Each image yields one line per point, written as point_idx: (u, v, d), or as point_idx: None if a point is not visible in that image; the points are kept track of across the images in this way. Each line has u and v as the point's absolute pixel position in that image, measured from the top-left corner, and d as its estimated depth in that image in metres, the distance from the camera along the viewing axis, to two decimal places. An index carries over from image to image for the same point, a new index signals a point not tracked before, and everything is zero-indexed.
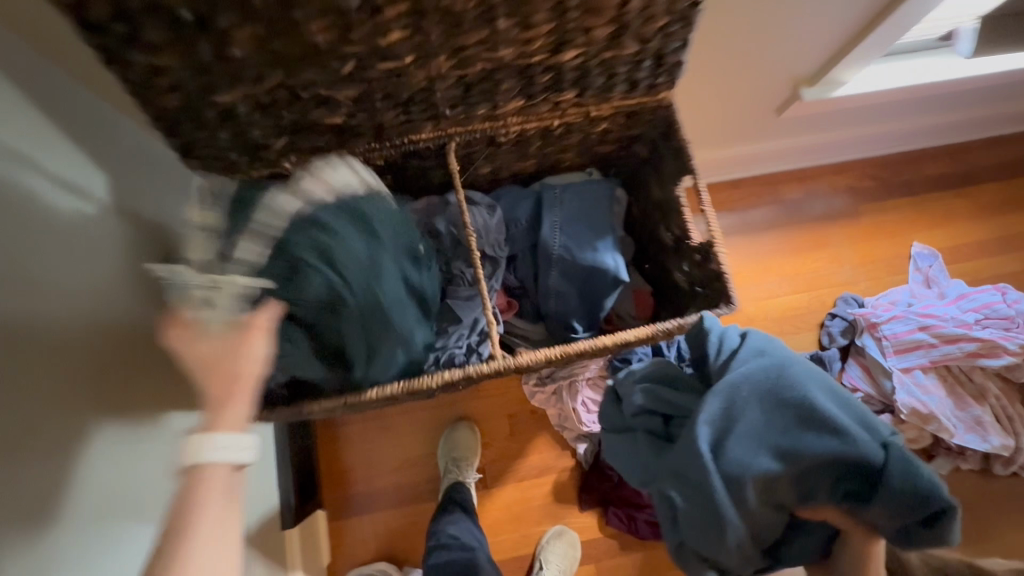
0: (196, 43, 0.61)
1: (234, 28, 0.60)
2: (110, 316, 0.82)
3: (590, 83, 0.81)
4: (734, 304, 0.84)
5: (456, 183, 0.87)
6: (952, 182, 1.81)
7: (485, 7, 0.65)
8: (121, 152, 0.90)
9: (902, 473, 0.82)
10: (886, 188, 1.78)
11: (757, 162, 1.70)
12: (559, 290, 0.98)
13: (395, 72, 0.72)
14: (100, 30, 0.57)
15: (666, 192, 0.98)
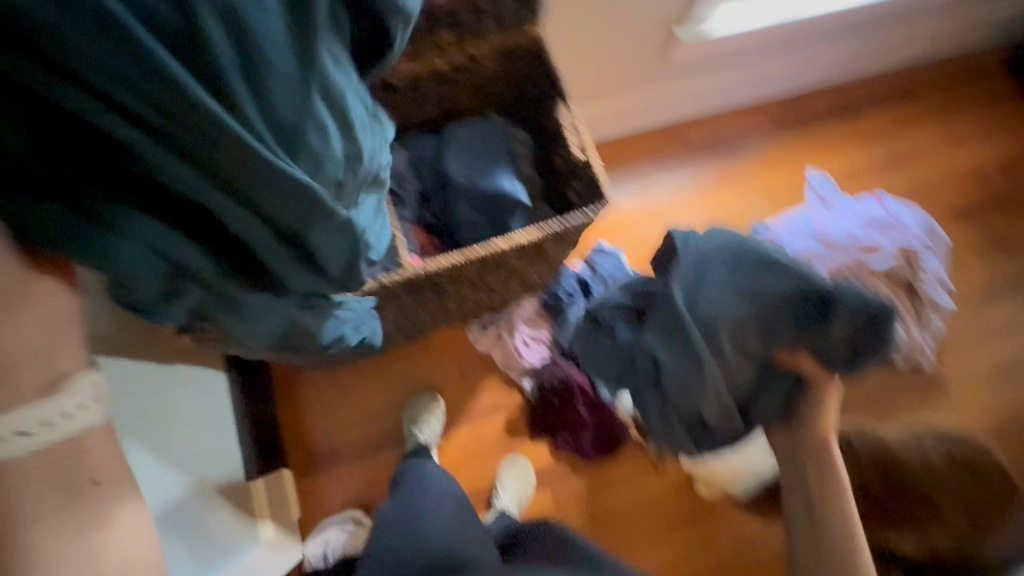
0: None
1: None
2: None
3: (463, 22, 0.94)
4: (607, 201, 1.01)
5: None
6: (839, 115, 2.00)
7: None
8: None
9: (850, 294, 0.96)
10: (781, 125, 1.97)
11: (661, 111, 1.85)
12: (468, 218, 1.10)
13: None
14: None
15: (552, 121, 1.12)
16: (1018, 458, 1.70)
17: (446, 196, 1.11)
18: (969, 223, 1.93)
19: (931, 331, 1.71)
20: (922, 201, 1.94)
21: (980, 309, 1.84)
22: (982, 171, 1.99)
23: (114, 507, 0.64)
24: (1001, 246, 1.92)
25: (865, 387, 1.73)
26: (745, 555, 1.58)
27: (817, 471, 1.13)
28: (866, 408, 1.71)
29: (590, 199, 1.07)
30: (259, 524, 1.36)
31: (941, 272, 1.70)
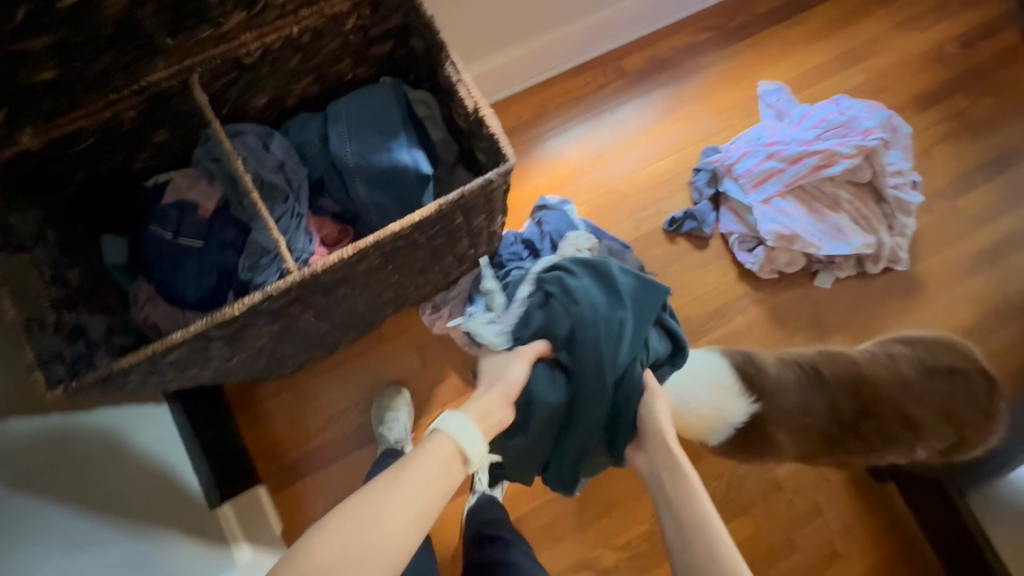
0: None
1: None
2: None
3: None
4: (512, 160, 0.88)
5: (207, 112, 0.85)
6: (782, 14, 1.85)
7: None
8: None
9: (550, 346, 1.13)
10: (722, 37, 1.82)
11: (590, 42, 1.71)
12: (367, 199, 0.98)
13: (82, 7, 0.69)
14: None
15: (445, 77, 0.98)
16: (998, 348, 1.67)
17: (340, 179, 0.98)
18: (932, 111, 1.81)
19: (902, 233, 1.61)
20: (881, 95, 1.82)
21: (951, 200, 1.76)
22: (941, 52, 1.85)
23: (411, 525, 0.69)
24: (969, 130, 1.81)
25: (842, 302, 1.66)
26: (736, 491, 1.56)
27: (666, 470, 0.85)
28: (843, 322, 1.65)
29: (494, 160, 0.94)
30: (235, 547, 1.28)
31: (909, 169, 1.60)
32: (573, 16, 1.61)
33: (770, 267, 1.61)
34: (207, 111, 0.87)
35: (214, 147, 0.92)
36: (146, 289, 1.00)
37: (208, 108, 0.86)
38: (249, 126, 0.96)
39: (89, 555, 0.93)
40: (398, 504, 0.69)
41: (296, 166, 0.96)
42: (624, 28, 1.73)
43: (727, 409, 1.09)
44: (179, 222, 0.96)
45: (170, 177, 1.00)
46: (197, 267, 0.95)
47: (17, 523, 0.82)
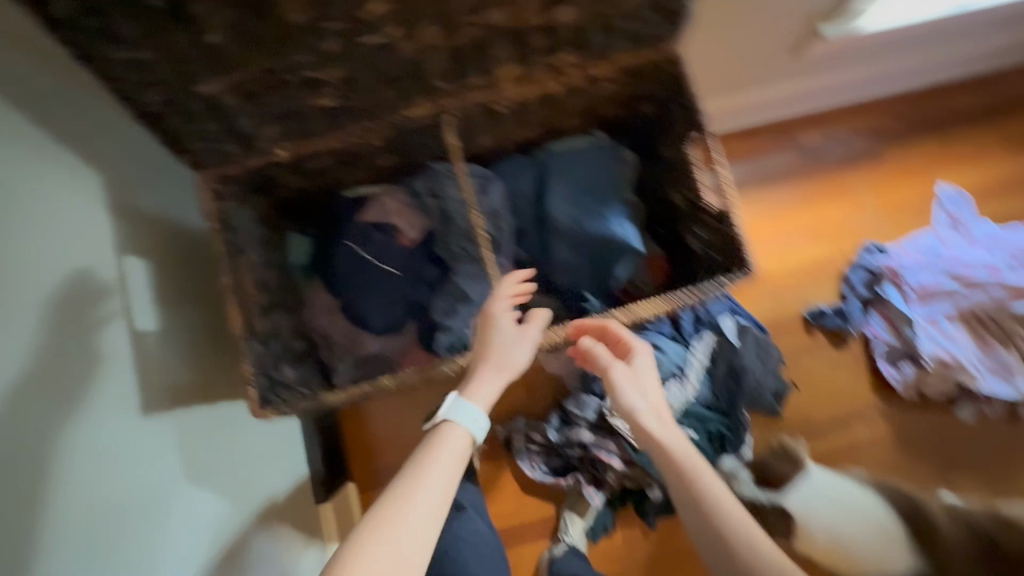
0: (160, 22, 0.57)
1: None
2: (114, 325, 0.77)
3: (592, 42, 0.75)
4: (750, 270, 0.80)
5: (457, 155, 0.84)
6: (980, 115, 1.69)
7: None
8: (118, 150, 0.84)
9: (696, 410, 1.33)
10: (908, 127, 1.68)
11: (774, 107, 1.63)
12: (567, 261, 0.96)
13: (383, 48, 0.68)
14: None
15: (676, 152, 0.93)
16: None
17: (545, 236, 0.96)
18: None
19: None
20: None
21: None
22: None
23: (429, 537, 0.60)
24: None
25: (981, 440, 1.53)
26: None
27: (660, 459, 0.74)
28: (977, 462, 1.52)
29: (721, 260, 0.87)
30: (327, 545, 1.30)
31: None
32: (774, 81, 1.54)
33: (915, 387, 1.52)
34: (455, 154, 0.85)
35: (440, 184, 0.90)
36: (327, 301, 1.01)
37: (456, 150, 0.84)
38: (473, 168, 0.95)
39: (225, 556, 0.91)
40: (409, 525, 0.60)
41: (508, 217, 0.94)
42: (817, 96, 1.64)
43: (889, 561, 1.08)
44: (380, 247, 0.95)
45: (374, 197, 0.98)
46: (389, 293, 0.94)
47: (178, 522, 0.81)
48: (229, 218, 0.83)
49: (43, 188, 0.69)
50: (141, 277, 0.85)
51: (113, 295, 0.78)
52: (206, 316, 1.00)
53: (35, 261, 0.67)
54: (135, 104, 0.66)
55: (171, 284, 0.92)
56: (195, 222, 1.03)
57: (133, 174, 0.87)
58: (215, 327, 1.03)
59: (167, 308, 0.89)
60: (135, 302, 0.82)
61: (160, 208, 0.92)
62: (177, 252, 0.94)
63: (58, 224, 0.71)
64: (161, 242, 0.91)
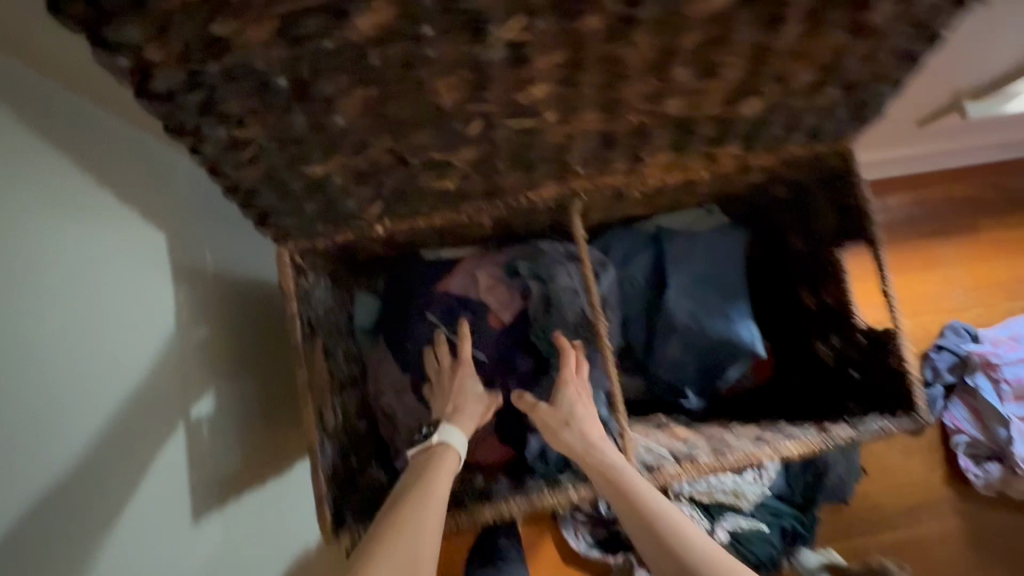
0: (277, 101, 0.45)
1: (344, 68, 0.43)
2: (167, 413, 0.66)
3: (765, 134, 0.62)
4: (920, 417, 0.68)
5: (583, 252, 0.70)
6: None
7: (666, 50, 0.48)
8: (177, 203, 0.72)
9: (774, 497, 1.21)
10: None
11: (887, 165, 1.41)
12: (676, 360, 0.84)
13: (529, 131, 0.55)
14: (121, 54, 0.39)
15: (815, 248, 0.81)
16: None
17: (653, 328, 0.84)
18: None
19: None
20: None
21: None
22: None
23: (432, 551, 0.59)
24: None
25: None
26: None
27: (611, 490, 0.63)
28: None
29: (866, 385, 0.76)
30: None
31: None
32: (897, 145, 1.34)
33: (998, 488, 1.32)
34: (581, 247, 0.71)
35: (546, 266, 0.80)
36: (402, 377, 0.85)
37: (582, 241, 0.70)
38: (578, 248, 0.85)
39: None
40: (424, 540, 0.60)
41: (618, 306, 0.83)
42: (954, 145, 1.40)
43: None
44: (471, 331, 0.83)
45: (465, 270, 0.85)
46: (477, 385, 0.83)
47: None
48: (304, 294, 0.71)
49: (100, 262, 0.58)
50: (199, 348, 0.73)
51: (167, 378, 0.67)
52: (264, 383, 0.89)
53: (89, 354, 0.56)
54: (222, 179, 0.54)
55: (230, 353, 0.80)
56: (258, 273, 0.90)
57: (198, 228, 0.76)
58: (273, 394, 0.92)
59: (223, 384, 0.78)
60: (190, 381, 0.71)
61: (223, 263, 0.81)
62: (237, 314, 0.83)
63: (112, 305, 0.60)
64: (221, 304, 0.79)
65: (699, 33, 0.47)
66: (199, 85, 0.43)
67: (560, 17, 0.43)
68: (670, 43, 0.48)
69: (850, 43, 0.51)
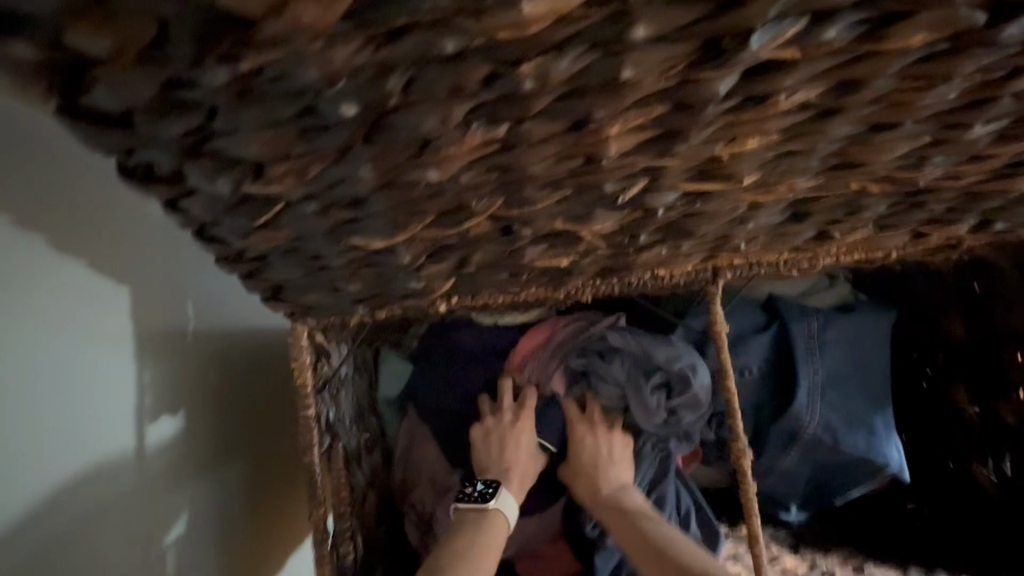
0: (328, 142, 0.25)
1: (461, 91, 0.23)
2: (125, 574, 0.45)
3: (1012, 213, 0.43)
4: None
5: (722, 353, 0.50)
6: None
7: (982, 96, 0.29)
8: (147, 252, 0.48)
9: None
10: None
11: None
12: (789, 471, 0.66)
13: (704, 198, 0.36)
14: (20, 38, 0.19)
15: (990, 346, 0.62)
16: None
17: (765, 430, 0.66)
18: None
19: None
20: None
21: None
22: None
23: None
24: None
25: None
26: None
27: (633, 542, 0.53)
28: None
29: None
30: None
31: None
32: None
33: None
34: (719, 349, 0.51)
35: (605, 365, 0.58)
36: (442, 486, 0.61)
37: (721, 337, 0.50)
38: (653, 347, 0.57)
39: None
40: None
41: (695, 411, 0.58)
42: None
43: None
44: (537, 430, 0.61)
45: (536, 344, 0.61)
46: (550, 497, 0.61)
47: None
48: (323, 381, 0.50)
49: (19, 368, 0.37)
50: (168, 457, 0.50)
51: (122, 513, 0.45)
52: (268, 493, 0.64)
53: None
54: (218, 247, 0.33)
55: (217, 457, 0.56)
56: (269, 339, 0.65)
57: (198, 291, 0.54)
58: (283, 503, 0.67)
59: (201, 506, 0.54)
60: (160, 507, 0.49)
61: (228, 327, 0.58)
62: (231, 400, 0.59)
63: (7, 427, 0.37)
64: (224, 392, 0.57)
65: None
66: (184, 108, 0.22)
67: (860, 28, 0.24)
68: (997, 83, 0.28)
69: None
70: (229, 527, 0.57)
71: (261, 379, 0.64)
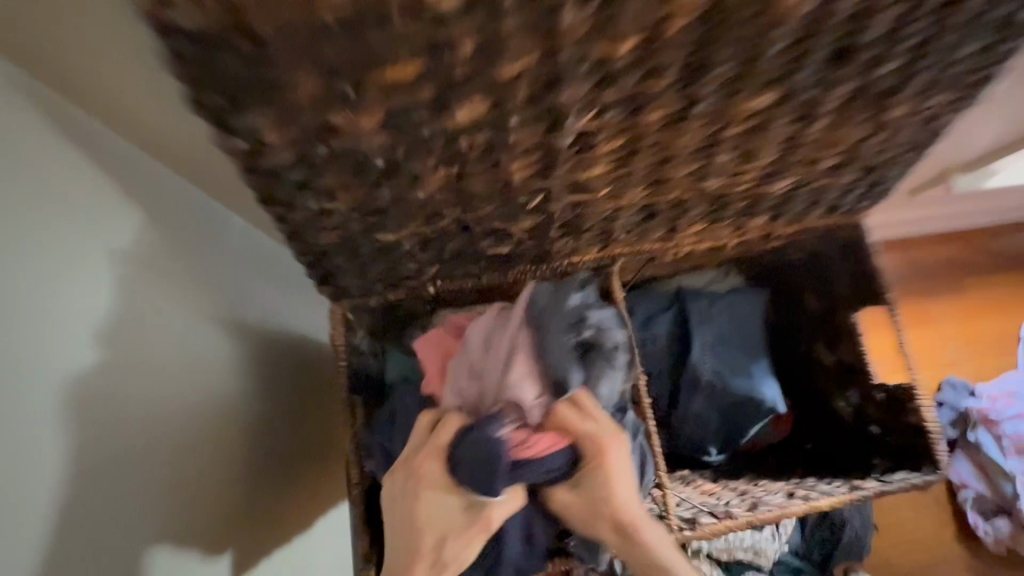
0: (368, 178, 0.49)
1: (433, 150, 0.48)
2: (221, 471, 0.69)
3: (789, 207, 0.69)
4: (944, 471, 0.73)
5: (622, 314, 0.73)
6: None
7: (712, 139, 0.54)
8: (199, 230, 0.69)
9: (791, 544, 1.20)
10: (1006, 258, 1.56)
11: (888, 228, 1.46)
12: (699, 415, 0.87)
13: (582, 203, 0.61)
14: (241, 138, 0.44)
15: (831, 309, 0.86)
16: None
17: (676, 383, 0.87)
18: None
19: None
20: None
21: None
22: None
23: None
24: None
25: None
26: None
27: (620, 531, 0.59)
28: None
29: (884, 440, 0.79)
30: None
31: None
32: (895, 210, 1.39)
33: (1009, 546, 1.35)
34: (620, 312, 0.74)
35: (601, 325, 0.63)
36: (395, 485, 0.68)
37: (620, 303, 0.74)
38: (569, 301, 0.62)
39: None
40: None
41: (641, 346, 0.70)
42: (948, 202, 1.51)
43: None
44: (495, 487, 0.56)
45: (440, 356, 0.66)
46: None
47: None
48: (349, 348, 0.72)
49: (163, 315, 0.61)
50: (216, 380, 0.68)
51: (187, 407, 0.63)
52: (277, 433, 0.81)
53: (96, 372, 0.52)
54: (299, 244, 0.57)
55: (247, 391, 0.74)
56: (283, 317, 0.86)
57: (257, 280, 0.80)
58: (287, 446, 0.84)
59: (235, 424, 0.71)
60: (210, 415, 0.67)
61: (255, 300, 0.78)
62: (258, 354, 0.77)
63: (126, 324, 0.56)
64: (275, 350, 0.82)
65: (741, 126, 0.53)
66: (301, 164, 0.47)
67: (624, 111, 0.49)
68: (716, 132, 0.54)
69: (871, 134, 0.58)
70: (252, 447, 0.74)
71: (279, 344, 0.83)
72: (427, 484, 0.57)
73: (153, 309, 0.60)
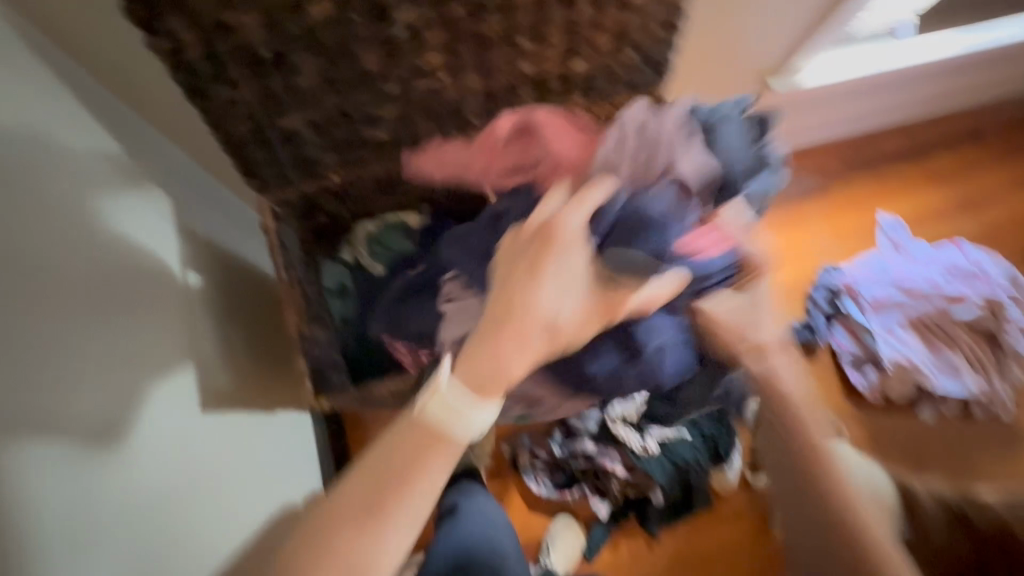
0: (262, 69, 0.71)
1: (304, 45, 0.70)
2: (169, 308, 0.84)
3: (597, 86, 0.91)
4: None
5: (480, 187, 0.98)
6: (944, 142, 1.75)
7: (509, 27, 0.77)
8: (123, 129, 0.86)
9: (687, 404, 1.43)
10: (874, 157, 1.75)
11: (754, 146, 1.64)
12: None
13: (433, 90, 0.83)
14: (165, 39, 0.65)
15: None
16: None
17: None
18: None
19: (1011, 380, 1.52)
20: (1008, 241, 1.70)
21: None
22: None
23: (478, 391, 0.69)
24: None
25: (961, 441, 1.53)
26: None
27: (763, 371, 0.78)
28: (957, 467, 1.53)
29: None
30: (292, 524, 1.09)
31: None
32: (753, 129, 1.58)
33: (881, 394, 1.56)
34: None
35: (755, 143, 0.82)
36: (470, 315, 0.81)
37: None
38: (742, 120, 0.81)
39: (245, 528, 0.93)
40: (484, 384, 0.69)
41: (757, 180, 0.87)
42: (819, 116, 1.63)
43: None
44: (667, 246, 0.73)
45: (563, 156, 0.79)
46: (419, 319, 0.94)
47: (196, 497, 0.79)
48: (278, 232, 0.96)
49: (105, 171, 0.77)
50: (152, 235, 0.84)
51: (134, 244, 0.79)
52: (212, 301, 0.97)
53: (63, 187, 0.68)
54: (222, 134, 0.79)
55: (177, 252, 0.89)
56: (205, 218, 1.03)
57: (178, 180, 0.97)
58: (223, 318, 1.00)
59: (174, 277, 0.87)
60: (152, 259, 0.82)
61: (178, 193, 0.95)
62: (183, 230, 0.93)
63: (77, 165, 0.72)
64: (214, 250, 1.02)
65: (525, 15, 0.76)
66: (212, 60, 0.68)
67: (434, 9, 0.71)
68: (509, 22, 0.76)
69: (627, 15, 0.81)
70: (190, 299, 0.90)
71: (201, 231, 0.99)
72: (555, 247, 0.68)
73: (96, 161, 0.76)
